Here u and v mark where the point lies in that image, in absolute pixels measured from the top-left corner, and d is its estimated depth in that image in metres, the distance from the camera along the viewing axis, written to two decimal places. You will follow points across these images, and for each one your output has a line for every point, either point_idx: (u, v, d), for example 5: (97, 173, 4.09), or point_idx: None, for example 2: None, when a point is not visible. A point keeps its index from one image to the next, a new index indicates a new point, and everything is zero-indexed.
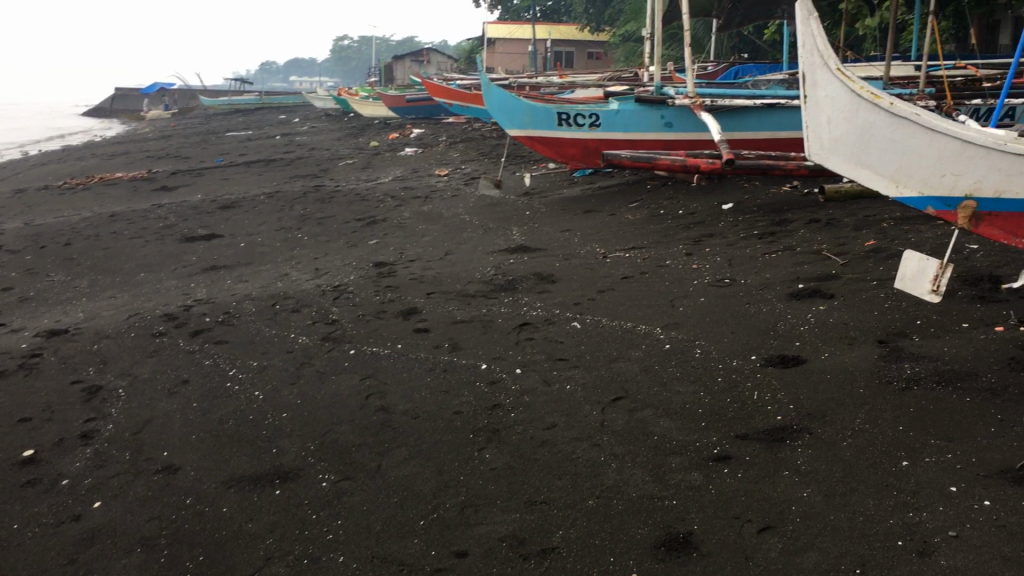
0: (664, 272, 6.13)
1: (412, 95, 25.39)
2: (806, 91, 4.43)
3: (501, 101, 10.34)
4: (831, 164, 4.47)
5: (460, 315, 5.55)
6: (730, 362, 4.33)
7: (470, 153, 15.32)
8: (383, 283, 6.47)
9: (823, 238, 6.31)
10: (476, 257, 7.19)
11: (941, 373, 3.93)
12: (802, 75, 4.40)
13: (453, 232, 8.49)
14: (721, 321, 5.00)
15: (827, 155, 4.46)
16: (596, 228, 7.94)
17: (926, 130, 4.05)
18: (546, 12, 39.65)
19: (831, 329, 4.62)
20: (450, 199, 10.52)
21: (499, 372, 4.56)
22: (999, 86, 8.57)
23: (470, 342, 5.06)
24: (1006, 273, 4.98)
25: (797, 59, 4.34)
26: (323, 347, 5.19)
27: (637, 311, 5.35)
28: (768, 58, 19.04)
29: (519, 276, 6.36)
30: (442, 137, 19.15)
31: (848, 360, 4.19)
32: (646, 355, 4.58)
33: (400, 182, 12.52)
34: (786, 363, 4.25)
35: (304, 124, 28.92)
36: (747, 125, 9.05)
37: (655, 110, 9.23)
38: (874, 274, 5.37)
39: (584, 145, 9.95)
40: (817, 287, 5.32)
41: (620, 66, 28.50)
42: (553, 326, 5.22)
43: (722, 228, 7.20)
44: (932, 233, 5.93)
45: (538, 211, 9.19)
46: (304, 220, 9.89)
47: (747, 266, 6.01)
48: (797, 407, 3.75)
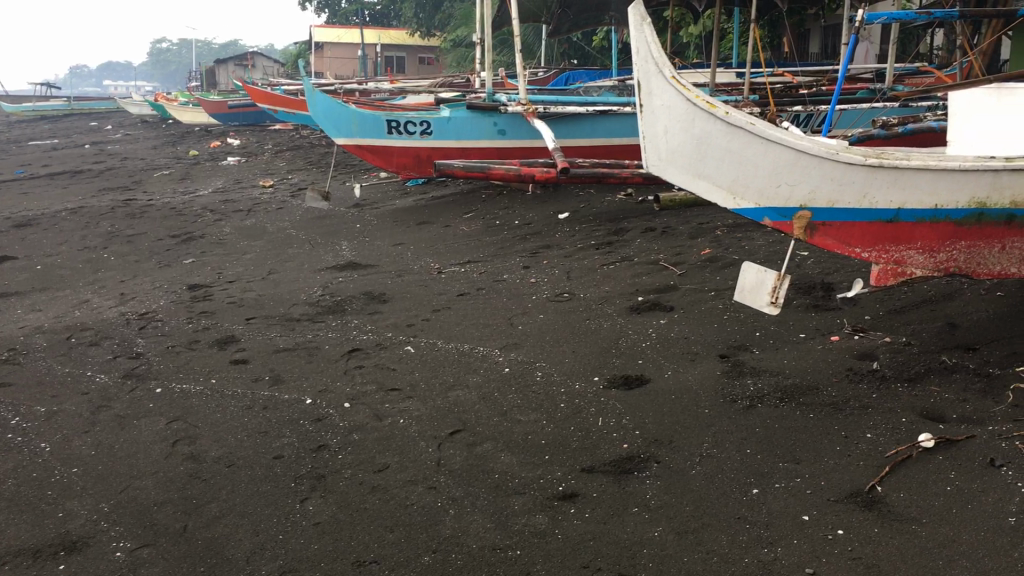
0: (501, 288, 5.88)
1: (236, 102, 24.33)
2: (640, 101, 4.14)
3: (326, 108, 9.85)
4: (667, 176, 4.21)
5: (283, 343, 5.10)
6: (572, 386, 4.10)
7: (297, 162, 14.70)
8: (197, 308, 5.92)
9: (660, 248, 6.24)
10: (301, 275, 6.73)
11: (784, 389, 3.81)
12: (634, 82, 4.09)
13: (277, 249, 7.97)
14: (561, 339, 4.78)
15: (663, 167, 4.19)
16: (429, 240, 7.62)
17: (761, 140, 3.90)
18: (375, 17, 39.15)
19: (673, 346, 4.47)
20: (275, 212, 9.96)
21: (325, 407, 4.16)
22: (817, 94, 8.85)
23: (293, 373, 4.63)
24: (837, 281, 5.01)
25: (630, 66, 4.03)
26: (125, 385, 4.63)
27: (474, 332, 5.06)
28: (598, 64, 19.32)
29: (347, 296, 5.96)
30: (268, 145, 18.38)
31: (692, 378, 4.03)
32: (484, 381, 4.29)
33: (221, 193, 11.81)
34: (630, 385, 4.05)
35: (116, 132, 27.23)
36: (580, 132, 8.96)
37: (487, 117, 9.00)
38: (711, 284, 5.31)
39: (416, 154, 9.61)
40: (656, 300, 5.20)
41: (452, 71, 28.30)
42: (384, 351, 4.86)
43: (559, 238, 7.04)
44: (764, 241, 5.96)
45: (369, 223, 8.78)
46: (111, 238, 9.10)
47: (586, 279, 5.84)
48: (643, 433, 3.54)
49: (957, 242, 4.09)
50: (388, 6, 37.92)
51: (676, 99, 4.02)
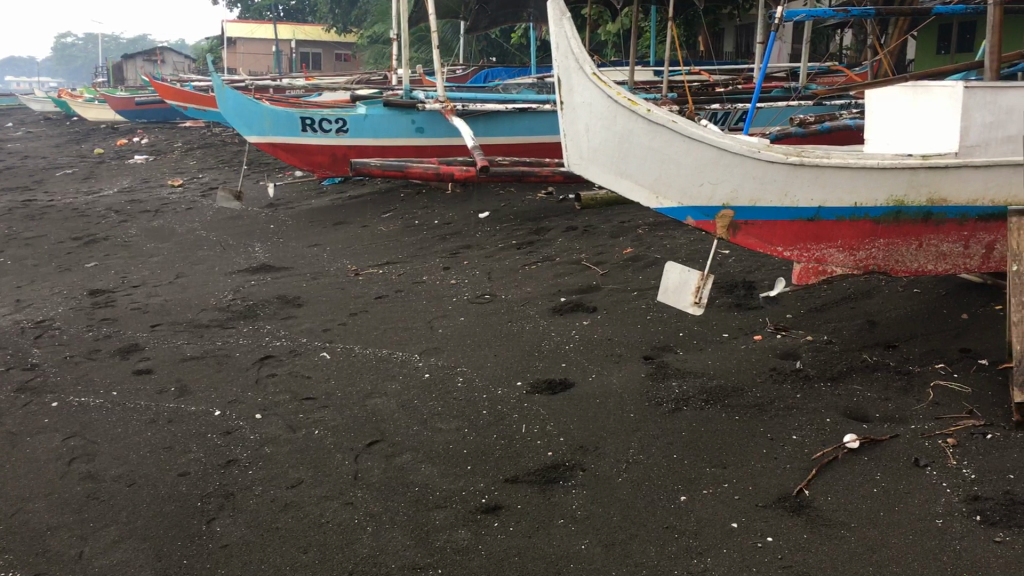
0: (420, 290, 5.73)
1: (144, 99, 23.56)
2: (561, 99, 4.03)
3: (238, 105, 9.53)
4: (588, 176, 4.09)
5: (191, 351, 4.86)
6: (495, 392, 3.98)
7: (209, 161, 14.25)
8: (99, 315, 5.62)
9: (582, 247, 6.17)
10: (211, 279, 6.46)
11: (709, 391, 3.75)
12: (554, 79, 3.96)
13: (186, 251, 7.65)
14: (482, 343, 4.66)
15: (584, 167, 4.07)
16: (346, 241, 7.42)
17: (683, 138, 3.83)
18: (289, 12, 38.44)
19: (596, 348, 4.38)
20: (184, 213, 9.60)
21: (235, 419, 3.95)
22: (734, 92, 8.92)
23: (201, 383, 4.40)
24: (758, 279, 5.00)
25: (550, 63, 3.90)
26: (17, 400, 4.33)
27: (393, 336, 4.90)
28: (517, 61, 19.28)
29: (260, 300, 5.73)
30: (177, 143, 17.83)
31: (616, 382, 3.95)
32: (404, 388, 4.14)
33: (127, 194, 11.35)
34: (554, 389, 3.95)
35: (15, 129, 26.11)
36: (499, 130, 8.86)
37: (404, 114, 8.85)
38: (634, 284, 5.25)
39: (332, 152, 9.38)
40: (578, 301, 5.11)
41: (369, 68, 27.86)
42: (299, 358, 4.66)
43: (479, 238, 6.91)
44: (686, 239, 5.94)
45: (283, 224, 8.52)
46: (8, 241, 8.63)
47: (507, 280, 5.72)
48: (568, 440, 3.44)
49: (877, 240, 4.09)
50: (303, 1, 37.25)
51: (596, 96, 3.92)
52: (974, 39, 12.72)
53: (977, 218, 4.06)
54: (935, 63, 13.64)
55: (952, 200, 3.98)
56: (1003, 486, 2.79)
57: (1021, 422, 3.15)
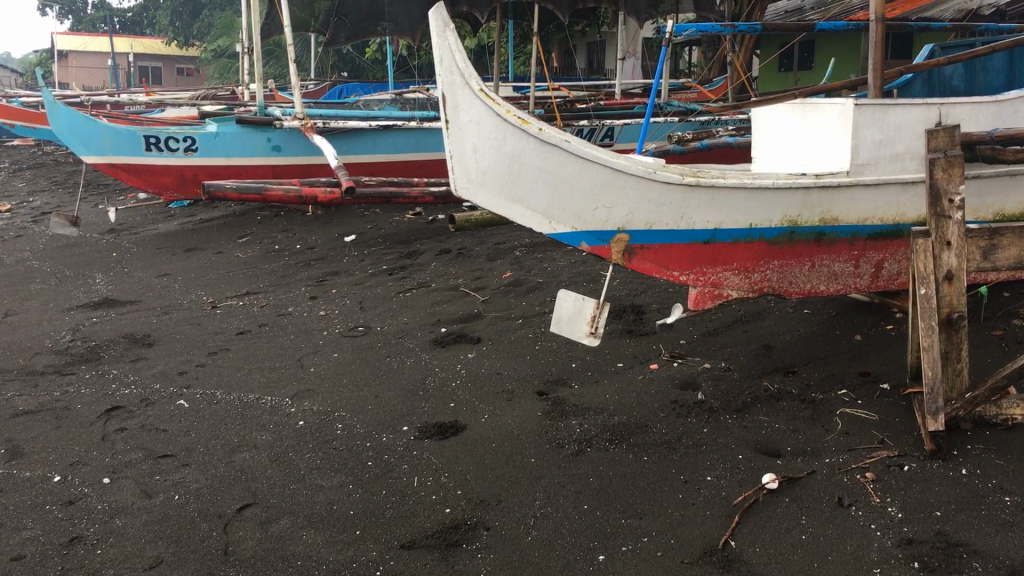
0: (286, 323, 5.28)
1: None
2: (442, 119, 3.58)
3: (71, 122, 8.67)
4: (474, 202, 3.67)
5: (24, 404, 4.24)
6: (379, 439, 3.61)
7: (40, 183, 13.16)
8: None
9: (458, 272, 5.88)
10: (46, 317, 5.79)
11: (612, 429, 3.50)
12: (437, 95, 3.50)
13: (16, 285, 6.88)
14: (361, 382, 4.27)
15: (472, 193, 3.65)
16: (199, 270, 6.85)
17: (577, 159, 3.55)
18: (126, 24, 36.58)
19: (486, 384, 4.08)
20: (13, 241, 8.72)
21: (78, 485, 3.42)
22: (600, 108, 8.85)
23: (37, 443, 3.82)
24: (646, 304, 4.83)
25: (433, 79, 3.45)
26: None
27: (259, 377, 4.45)
28: (372, 77, 18.86)
29: (104, 341, 5.14)
30: (4, 163, 16.49)
31: (511, 422, 3.65)
32: (276, 439, 3.71)
33: None
34: (445, 434, 3.62)
35: None
36: (362, 148, 8.46)
37: (259, 132, 8.37)
38: (517, 311, 5.00)
39: (179, 173, 8.71)
40: (460, 331, 4.81)
41: (213, 82, 26.66)
42: (152, 407, 4.14)
43: (347, 264, 6.50)
44: (566, 261, 5.74)
45: (128, 252, 7.83)
46: None
47: (381, 309, 5.36)
48: (466, 493, 3.11)
49: (772, 262, 3.97)
50: (141, 13, 35.52)
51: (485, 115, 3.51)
52: (815, 58, 13.21)
53: (867, 237, 3.99)
54: (780, 80, 14.10)
55: (844, 219, 3.91)
56: (932, 526, 2.66)
57: (936, 451, 3.03)
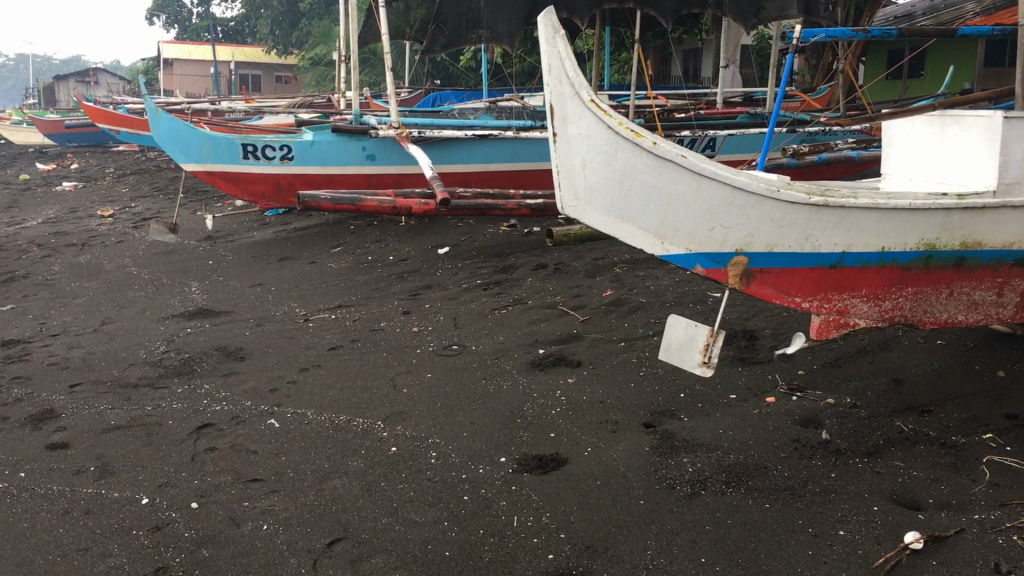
0: (379, 339, 5.13)
1: (74, 122, 22.72)
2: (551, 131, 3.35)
3: (172, 130, 8.77)
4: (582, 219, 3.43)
5: (116, 419, 4.18)
6: (476, 471, 3.40)
7: (142, 188, 13.46)
8: (10, 372, 4.90)
9: (556, 288, 5.65)
10: (142, 326, 5.78)
11: (729, 470, 3.21)
12: (545, 106, 3.28)
13: (115, 291, 6.95)
14: (456, 406, 4.07)
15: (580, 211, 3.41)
16: (293, 280, 6.78)
17: (694, 175, 3.27)
18: (228, 33, 37.58)
19: (588, 415, 3.83)
20: (115, 247, 8.86)
21: (166, 510, 3.30)
22: (703, 117, 8.52)
23: (127, 461, 3.73)
24: (760, 329, 4.53)
25: (541, 88, 3.23)
26: None
27: (352, 397, 4.29)
28: (465, 84, 18.83)
29: (197, 353, 5.07)
30: (109, 168, 17.00)
31: (617, 458, 3.40)
32: (367, 467, 3.54)
33: (52, 224, 10.54)
34: (546, 468, 3.39)
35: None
36: (456, 157, 8.34)
37: (354, 140, 8.29)
38: (619, 332, 4.74)
39: (275, 181, 8.70)
40: (560, 354, 4.58)
41: (310, 89, 27.07)
42: (243, 426, 4.02)
43: (440, 277, 6.34)
44: (670, 280, 5.46)
45: (224, 260, 7.85)
46: None
47: (476, 327, 5.17)
48: (570, 538, 2.87)
49: (905, 289, 3.62)
50: (242, 22, 36.44)
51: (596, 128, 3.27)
52: (930, 66, 12.57)
53: (1012, 264, 3.63)
54: (890, 89, 13.47)
55: (987, 243, 3.55)
56: None
57: None
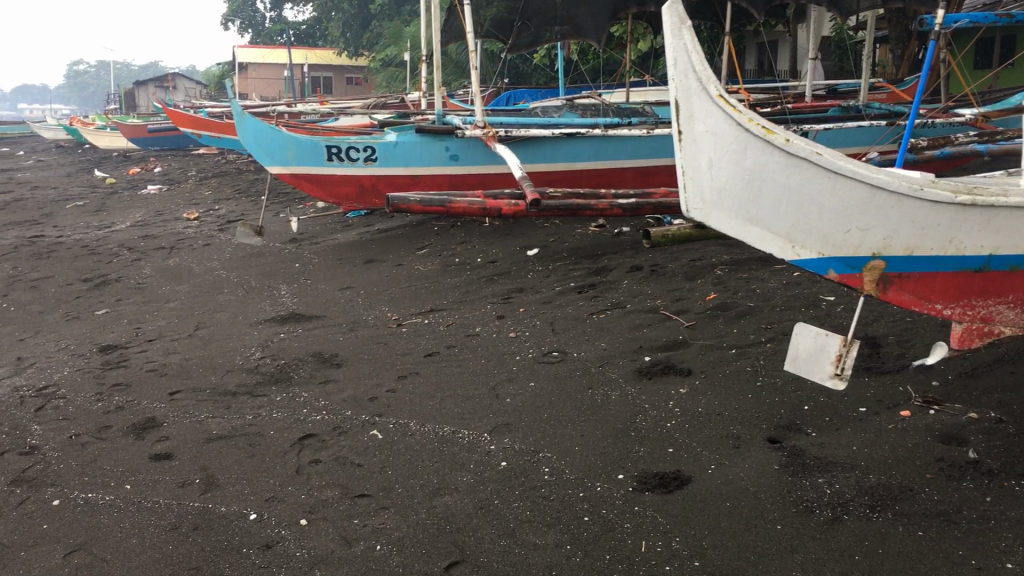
0: (475, 345, 4.99)
1: (156, 126, 23.18)
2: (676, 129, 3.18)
3: (258, 133, 8.78)
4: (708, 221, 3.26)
5: (217, 428, 4.11)
6: (593, 489, 3.24)
7: (224, 191, 13.60)
8: (109, 379, 4.89)
9: (655, 291, 5.45)
10: (235, 331, 5.75)
11: (871, 493, 3.00)
12: (670, 102, 3.11)
13: (205, 295, 6.95)
14: (565, 418, 3.90)
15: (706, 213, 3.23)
16: (382, 283, 6.70)
17: (829, 174, 3.05)
18: (300, 36, 38.09)
19: (707, 429, 3.64)
20: (202, 250, 8.92)
21: (276, 526, 3.20)
22: (796, 110, 8.22)
23: (231, 473, 3.65)
24: (883, 335, 4.26)
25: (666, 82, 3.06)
26: (11, 497, 3.57)
27: (454, 407, 4.15)
28: (539, 81, 18.66)
29: (292, 360, 4.98)
30: (191, 171, 17.26)
31: (745, 477, 3.21)
32: (478, 482, 3.40)
33: (140, 228, 10.68)
34: (669, 487, 3.21)
35: (31, 158, 25.91)
36: (542, 156, 8.20)
37: (438, 141, 8.18)
38: (729, 339, 4.52)
39: (359, 183, 8.63)
40: (668, 362, 4.38)
41: (381, 90, 27.21)
42: (346, 437, 3.91)
43: (532, 280, 6.18)
44: (778, 282, 5.21)
45: (310, 262, 7.81)
46: (13, 285, 8.01)
47: (576, 332, 5.00)
48: (706, 566, 2.69)
49: None
50: (314, 24, 36.88)
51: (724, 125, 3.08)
52: None
53: None
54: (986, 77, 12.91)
55: None
56: None
57: None
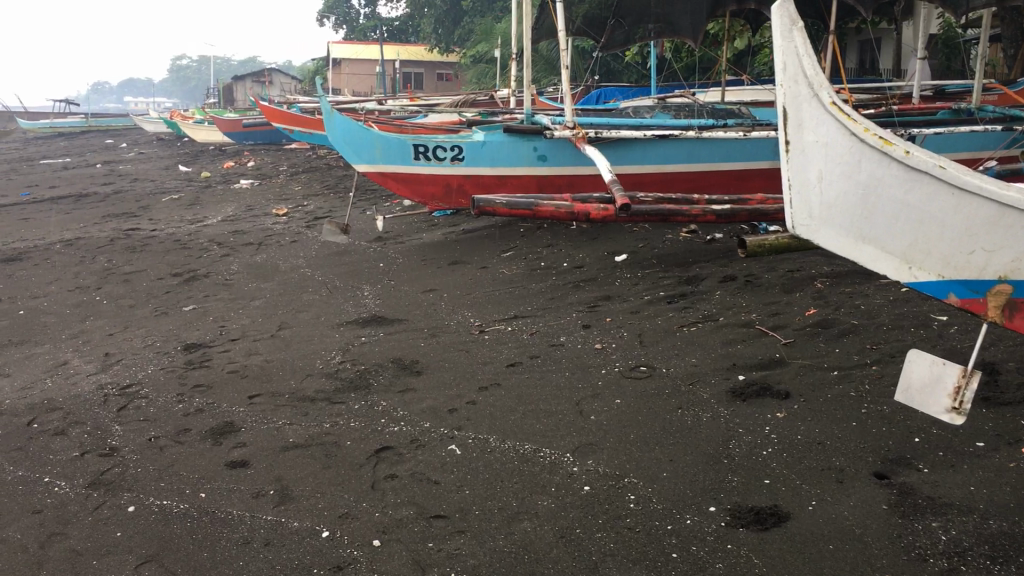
0: (559, 356, 4.82)
1: (251, 120, 23.62)
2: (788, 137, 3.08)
3: (345, 131, 8.74)
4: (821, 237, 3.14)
5: (294, 436, 4.03)
6: (683, 522, 3.03)
7: (314, 186, 13.72)
8: (191, 379, 4.88)
9: (750, 304, 5.19)
10: (318, 332, 5.70)
11: (992, 542, 2.72)
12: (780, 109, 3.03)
13: (290, 294, 6.95)
14: (652, 441, 3.69)
15: (817, 228, 3.13)
16: (466, 286, 6.58)
17: (950, 190, 2.80)
18: (393, 32, 38.44)
19: (807, 460, 3.39)
20: (289, 247, 8.96)
21: (348, 546, 3.08)
22: (903, 112, 7.81)
23: (306, 485, 3.56)
24: (1002, 361, 3.94)
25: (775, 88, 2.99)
26: (88, 501, 3.55)
27: (535, 423, 3.98)
28: (630, 79, 18.37)
29: (372, 365, 4.89)
30: (283, 166, 17.51)
31: (849, 517, 2.96)
32: (560, 508, 3.22)
33: (230, 223, 10.81)
34: (765, 524, 2.98)
35: (132, 151, 26.74)
36: (632, 158, 7.96)
37: (526, 140, 8.02)
38: (831, 359, 4.25)
39: (446, 182, 8.54)
40: (763, 382, 4.13)
41: (471, 86, 27.24)
42: (423, 451, 3.79)
43: (620, 287, 5.98)
44: (884, 298, 4.90)
45: (395, 262, 7.75)
46: (107, 278, 8.17)
47: (665, 346, 4.78)
48: None
49: None
50: (407, 21, 37.20)
51: (837, 135, 2.95)
52: None
53: None
54: None
55: None
56: None
57: None
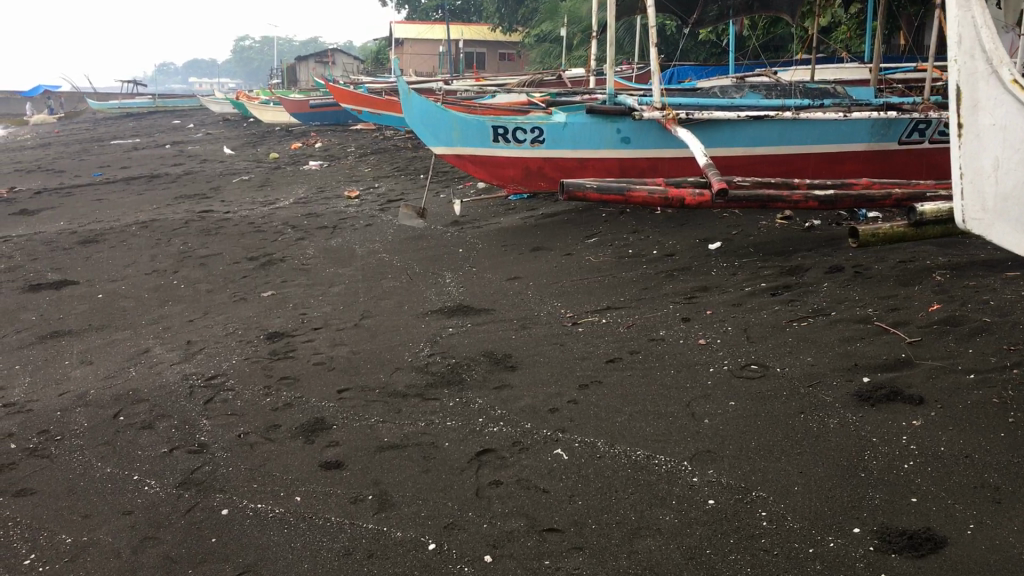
0: (661, 352, 4.55)
1: (318, 101, 23.55)
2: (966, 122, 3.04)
3: (422, 112, 8.51)
4: (996, 233, 3.02)
5: (389, 435, 3.83)
6: (826, 545, 2.76)
7: (384, 168, 13.57)
8: (276, 371, 4.72)
9: (865, 298, 4.85)
10: (402, 321, 5.50)
11: None
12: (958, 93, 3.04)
13: (370, 280, 6.77)
14: (777, 451, 3.40)
15: (992, 220, 3.01)
16: (552, 274, 6.32)
17: None
18: (455, 11, 38.13)
19: (957, 476, 3.07)
20: (364, 230, 8.79)
21: (457, 562, 2.87)
22: None
23: (406, 490, 3.35)
24: None
25: (951, 68, 3.00)
26: (180, 502, 3.39)
27: (645, 426, 3.72)
28: (703, 57, 17.86)
29: (464, 359, 4.67)
30: (351, 147, 17.40)
31: (1017, 545, 2.65)
32: (684, 524, 2.97)
33: (303, 205, 10.69)
34: (919, 550, 2.68)
35: (199, 131, 26.94)
36: (721, 139, 7.59)
37: (610, 122, 7.72)
38: (965, 362, 3.91)
39: (524, 165, 8.28)
40: (892, 385, 3.81)
41: (536, 66, 26.87)
42: (526, 454, 3.56)
43: (717, 278, 5.67)
44: (1015, 293, 4.54)
45: (475, 248, 7.52)
46: (183, 261, 8.10)
47: (775, 342, 4.48)
48: None
49: None
50: None
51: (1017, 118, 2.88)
52: None
53: None
54: None
55: None
56: None
57: None
